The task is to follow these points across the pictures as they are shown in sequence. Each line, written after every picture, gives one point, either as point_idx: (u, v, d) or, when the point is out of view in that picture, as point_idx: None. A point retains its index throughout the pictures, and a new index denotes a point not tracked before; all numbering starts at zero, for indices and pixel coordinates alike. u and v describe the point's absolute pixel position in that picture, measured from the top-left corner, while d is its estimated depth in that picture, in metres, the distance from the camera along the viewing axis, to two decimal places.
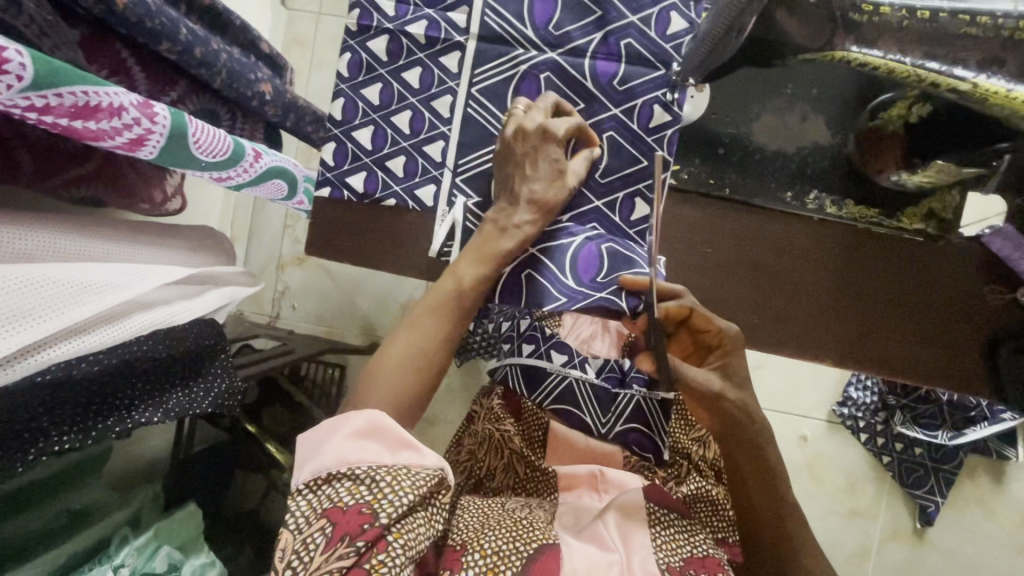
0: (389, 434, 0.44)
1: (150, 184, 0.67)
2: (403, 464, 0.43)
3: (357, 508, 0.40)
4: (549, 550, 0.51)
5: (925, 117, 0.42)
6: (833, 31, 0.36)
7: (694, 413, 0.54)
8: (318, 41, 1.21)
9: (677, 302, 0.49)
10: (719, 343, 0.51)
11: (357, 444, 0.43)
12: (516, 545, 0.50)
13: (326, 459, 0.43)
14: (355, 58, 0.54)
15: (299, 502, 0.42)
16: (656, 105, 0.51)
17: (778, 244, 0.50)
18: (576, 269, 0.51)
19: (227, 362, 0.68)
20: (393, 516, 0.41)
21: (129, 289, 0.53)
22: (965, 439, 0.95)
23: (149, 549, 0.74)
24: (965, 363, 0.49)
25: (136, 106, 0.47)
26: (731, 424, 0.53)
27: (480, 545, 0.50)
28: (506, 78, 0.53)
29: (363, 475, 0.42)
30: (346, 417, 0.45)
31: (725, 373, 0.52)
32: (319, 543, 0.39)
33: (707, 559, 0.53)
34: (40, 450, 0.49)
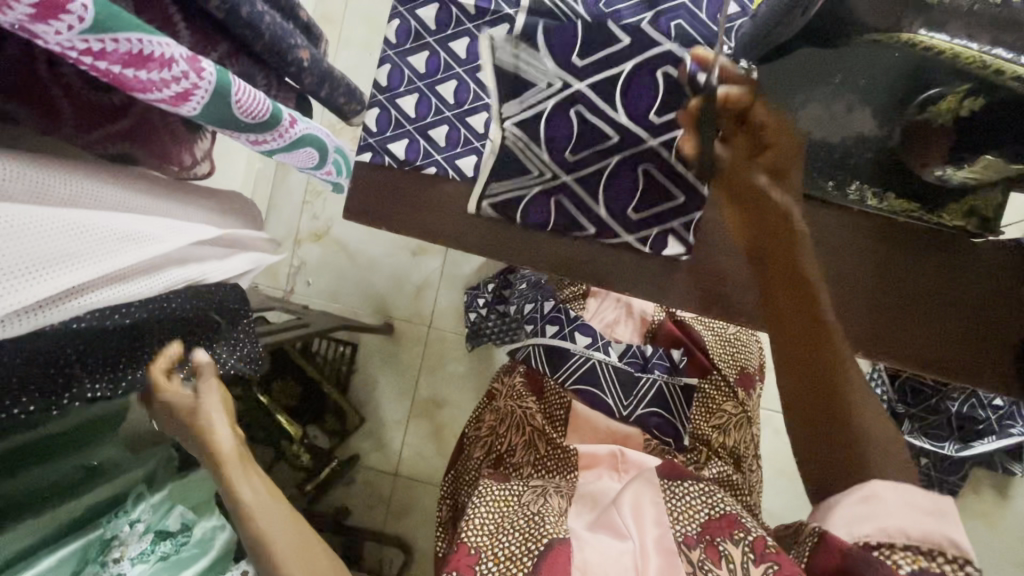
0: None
1: (182, 147, 0.62)
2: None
3: None
4: (559, 545, 0.52)
5: (978, 109, 0.40)
6: (904, 10, 0.37)
7: (738, 221, 0.52)
8: (347, 18, 1.23)
9: (739, 87, 0.47)
10: (773, 139, 0.48)
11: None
12: (527, 545, 0.52)
13: None
14: (404, 26, 0.59)
15: None
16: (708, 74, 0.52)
17: (827, 239, 0.51)
18: (626, 101, 0.51)
19: (249, 325, 0.72)
20: None
21: (169, 244, 0.54)
22: (973, 452, 1.00)
23: (164, 507, 0.75)
24: (995, 359, 0.49)
25: (185, 60, 0.47)
26: (772, 243, 0.50)
27: (494, 552, 0.51)
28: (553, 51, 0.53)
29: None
30: None
31: (774, 173, 0.49)
32: None
33: (723, 517, 0.52)
34: (75, 395, 0.50)
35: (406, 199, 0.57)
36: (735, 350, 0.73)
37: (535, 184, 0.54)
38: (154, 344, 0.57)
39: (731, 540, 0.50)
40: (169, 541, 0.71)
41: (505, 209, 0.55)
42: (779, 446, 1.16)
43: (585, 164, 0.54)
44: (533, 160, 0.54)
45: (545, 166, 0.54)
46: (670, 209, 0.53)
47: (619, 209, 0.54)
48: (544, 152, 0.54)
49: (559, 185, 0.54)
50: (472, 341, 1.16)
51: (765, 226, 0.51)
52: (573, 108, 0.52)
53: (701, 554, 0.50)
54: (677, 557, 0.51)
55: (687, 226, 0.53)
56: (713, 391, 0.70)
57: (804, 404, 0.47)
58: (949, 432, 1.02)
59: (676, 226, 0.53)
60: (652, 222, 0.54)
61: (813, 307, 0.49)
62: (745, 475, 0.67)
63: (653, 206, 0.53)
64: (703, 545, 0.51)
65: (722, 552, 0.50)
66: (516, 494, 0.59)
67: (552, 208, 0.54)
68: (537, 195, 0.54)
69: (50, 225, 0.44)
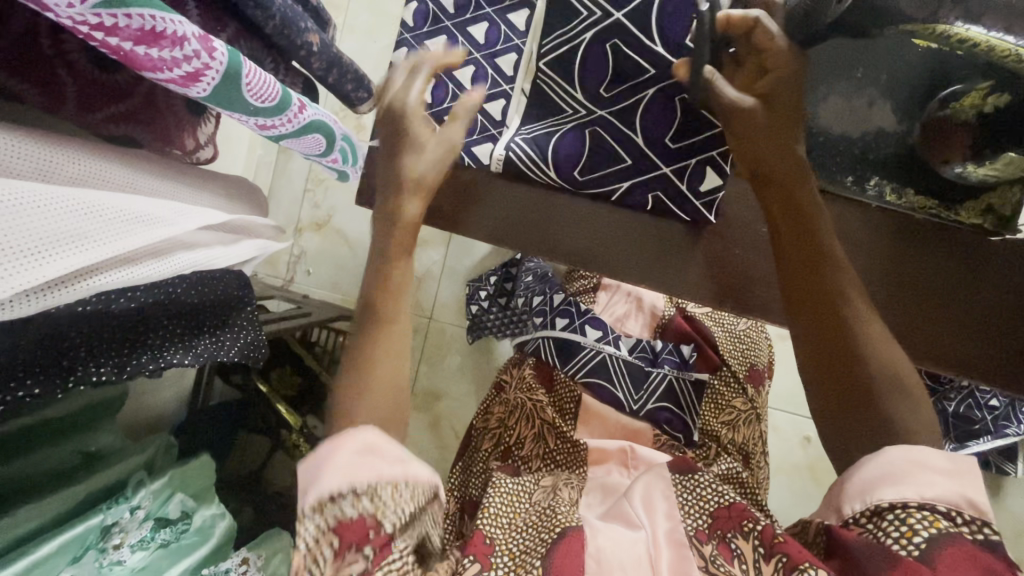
0: (390, 451, 0.42)
1: (184, 129, 0.61)
2: (407, 482, 0.42)
3: (364, 524, 0.40)
4: (572, 532, 0.51)
5: (1001, 108, 0.40)
6: None
7: (745, 153, 0.49)
8: (352, 5, 1.21)
9: (740, 11, 0.44)
10: (775, 66, 0.47)
11: (363, 463, 0.41)
12: (540, 535, 0.51)
13: (331, 481, 0.40)
14: (422, 9, 0.60)
15: (307, 526, 0.40)
16: None
17: (837, 225, 0.50)
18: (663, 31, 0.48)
19: (254, 315, 0.66)
20: (399, 526, 0.41)
21: (177, 227, 0.53)
22: (968, 452, 0.99)
23: (165, 494, 0.75)
24: (1003, 359, 0.49)
25: (197, 39, 0.46)
26: (777, 179, 0.49)
27: (507, 547, 0.50)
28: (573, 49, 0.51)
29: (369, 495, 0.40)
30: (343, 435, 0.42)
31: (766, 98, 0.47)
32: (328, 557, 0.40)
33: (732, 508, 0.52)
34: (80, 380, 0.48)
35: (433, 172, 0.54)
36: (745, 348, 0.74)
37: (568, 122, 0.54)
38: (160, 331, 0.55)
39: (741, 533, 0.50)
40: (169, 528, 0.74)
41: (538, 146, 0.54)
42: (777, 444, 1.17)
43: (620, 100, 0.52)
44: (566, 101, 0.53)
45: (578, 104, 0.53)
46: (708, 141, 0.51)
47: (657, 137, 0.52)
48: (578, 90, 0.52)
49: (594, 120, 0.53)
50: (473, 334, 1.15)
51: (771, 170, 0.49)
52: (608, 42, 0.50)
53: (714, 550, 0.50)
54: (688, 550, 0.50)
55: (724, 156, 0.51)
56: (722, 386, 0.70)
57: (810, 347, 0.48)
58: (945, 431, 1.02)
59: (716, 156, 0.51)
60: (688, 155, 0.52)
61: (814, 251, 0.48)
62: (753, 472, 0.66)
63: (688, 137, 0.51)
64: (716, 542, 0.51)
65: (734, 550, 0.49)
66: (528, 492, 0.58)
67: (586, 141, 0.53)
68: (568, 132, 0.54)
69: (57, 204, 0.43)
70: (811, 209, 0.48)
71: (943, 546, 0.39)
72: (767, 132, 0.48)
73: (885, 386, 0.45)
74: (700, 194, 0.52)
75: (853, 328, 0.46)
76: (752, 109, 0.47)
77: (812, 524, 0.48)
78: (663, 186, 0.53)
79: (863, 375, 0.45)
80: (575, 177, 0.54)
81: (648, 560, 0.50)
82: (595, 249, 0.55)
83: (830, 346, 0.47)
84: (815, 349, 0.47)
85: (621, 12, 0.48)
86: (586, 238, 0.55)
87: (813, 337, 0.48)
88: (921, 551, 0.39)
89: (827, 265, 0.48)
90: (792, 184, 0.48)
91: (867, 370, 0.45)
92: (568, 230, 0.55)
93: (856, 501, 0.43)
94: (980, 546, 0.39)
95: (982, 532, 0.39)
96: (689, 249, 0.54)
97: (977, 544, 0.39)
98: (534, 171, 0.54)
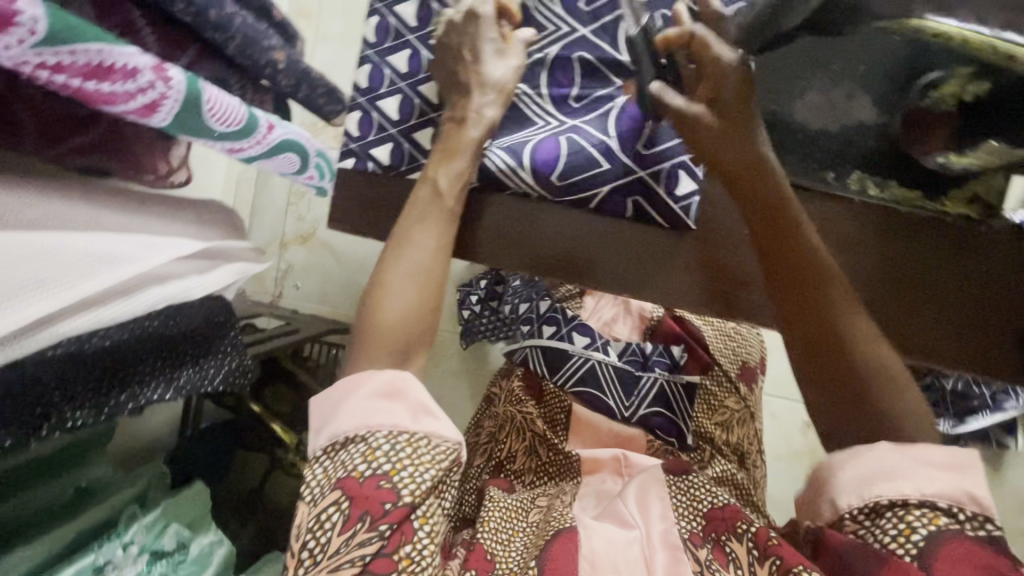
0: (410, 396, 0.43)
1: (156, 155, 0.61)
2: (424, 432, 0.43)
3: (377, 482, 0.40)
4: (566, 533, 0.51)
5: (982, 96, 0.39)
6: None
7: (715, 161, 0.48)
8: (323, 13, 1.19)
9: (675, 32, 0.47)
10: (713, 72, 0.46)
11: (380, 406, 0.42)
12: (534, 548, 0.51)
13: (346, 422, 0.42)
14: (383, 23, 0.53)
15: (316, 470, 0.42)
16: None
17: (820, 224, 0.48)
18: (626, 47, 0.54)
19: (235, 337, 0.66)
20: (416, 493, 0.41)
21: (142, 262, 0.51)
22: (967, 428, 0.99)
23: (158, 526, 0.74)
24: (997, 347, 0.48)
25: (151, 69, 0.44)
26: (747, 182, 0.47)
27: (508, 564, 0.49)
28: (540, 62, 0.54)
29: (382, 442, 0.41)
30: (366, 374, 0.44)
31: (715, 103, 0.47)
32: (336, 521, 0.39)
33: (727, 510, 0.53)
34: (54, 425, 0.48)
35: (467, 159, 0.49)
36: (736, 345, 0.73)
37: (540, 133, 0.53)
38: (141, 365, 0.54)
39: (735, 535, 0.50)
40: (166, 560, 0.73)
41: (515, 155, 0.52)
42: (777, 432, 1.16)
43: (590, 109, 0.54)
44: (537, 113, 0.54)
45: (549, 114, 0.54)
46: (679, 146, 0.52)
47: (629, 146, 0.52)
48: (547, 101, 0.54)
49: (566, 129, 0.53)
50: (466, 339, 1.13)
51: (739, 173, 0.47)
52: (575, 53, 0.54)
53: (709, 554, 0.50)
54: (683, 553, 0.50)
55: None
56: (715, 387, 0.70)
57: (802, 352, 0.46)
58: (943, 409, 1.02)
59: (687, 160, 0.52)
60: (662, 160, 0.52)
61: (795, 251, 0.46)
62: (747, 472, 0.67)
63: (660, 143, 0.52)
64: (710, 546, 0.51)
65: (728, 554, 0.49)
66: (524, 511, 0.57)
67: (561, 147, 0.52)
68: (545, 138, 0.53)
69: (9, 255, 0.41)
70: (789, 210, 0.46)
71: (943, 541, 0.39)
72: (722, 137, 0.47)
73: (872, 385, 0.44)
74: (678, 197, 0.51)
75: (842, 334, 0.44)
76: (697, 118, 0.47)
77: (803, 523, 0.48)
78: (641, 191, 0.52)
79: (851, 376, 0.44)
80: (552, 182, 0.52)
81: (644, 561, 0.50)
82: (580, 254, 0.53)
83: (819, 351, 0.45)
84: (807, 353, 0.46)
85: (586, 30, 0.54)
86: (566, 248, 0.53)
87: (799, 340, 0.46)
88: (920, 548, 0.39)
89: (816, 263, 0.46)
90: (762, 184, 0.47)
91: (856, 370, 0.44)
92: (547, 240, 0.53)
93: (852, 496, 0.42)
94: (981, 541, 0.39)
95: (983, 528, 0.39)
96: (669, 255, 0.52)
97: (980, 540, 0.39)
98: (512, 183, 0.53)
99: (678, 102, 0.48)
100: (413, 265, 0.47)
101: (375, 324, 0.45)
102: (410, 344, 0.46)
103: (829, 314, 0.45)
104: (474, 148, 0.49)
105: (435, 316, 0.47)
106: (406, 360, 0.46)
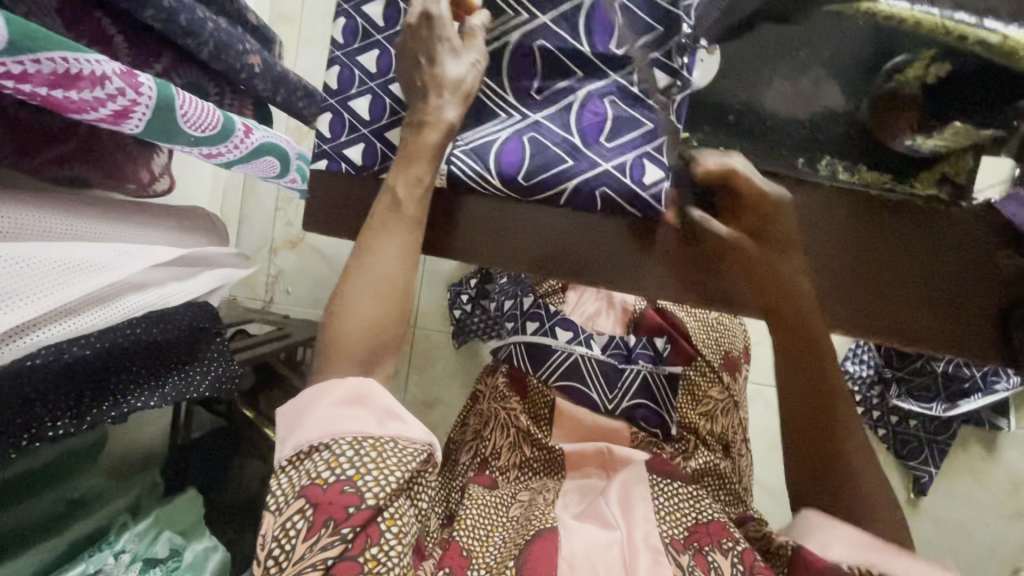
0: (375, 403, 0.46)
1: (137, 164, 0.63)
2: (390, 436, 0.45)
3: (340, 487, 0.42)
4: (546, 533, 0.55)
5: (943, 77, 0.39)
6: None
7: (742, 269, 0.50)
8: (306, 16, 1.19)
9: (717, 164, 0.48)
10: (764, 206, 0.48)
11: (345, 413, 0.45)
12: (515, 542, 0.55)
13: (309, 432, 0.44)
14: (350, 25, 0.53)
15: (282, 479, 0.44)
16: (657, 66, 0.51)
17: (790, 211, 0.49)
18: (589, 35, 0.53)
19: (223, 344, 0.66)
20: (380, 494, 0.43)
21: (119, 270, 0.52)
22: (959, 411, 1.00)
23: (150, 534, 0.74)
24: (972, 326, 0.48)
25: (119, 75, 0.44)
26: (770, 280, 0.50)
27: (484, 560, 0.52)
28: (498, 52, 0.54)
29: (346, 448, 0.43)
30: (331, 385, 0.46)
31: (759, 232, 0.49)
32: (300, 528, 0.41)
33: (710, 525, 0.56)
34: (36, 435, 0.48)
35: (425, 165, 0.49)
36: (719, 335, 0.74)
37: (504, 129, 0.53)
38: (124, 374, 0.55)
39: (719, 549, 0.53)
40: (159, 567, 0.72)
41: (480, 155, 0.52)
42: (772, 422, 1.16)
43: (550, 101, 0.53)
44: (501, 107, 0.54)
45: (512, 108, 0.54)
46: (640, 137, 0.52)
47: (595, 143, 0.52)
48: (509, 93, 0.54)
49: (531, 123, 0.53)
50: (459, 338, 1.14)
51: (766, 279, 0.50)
52: (536, 43, 0.53)
53: (691, 560, 0.52)
54: (664, 556, 0.52)
55: (660, 148, 0.52)
56: (698, 377, 0.70)
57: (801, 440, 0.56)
58: (934, 392, 1.03)
59: (649, 150, 0.52)
60: (625, 152, 0.52)
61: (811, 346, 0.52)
62: (732, 461, 0.68)
63: (624, 135, 0.52)
64: (692, 552, 0.53)
65: (710, 562, 0.52)
66: (505, 506, 0.60)
67: (526, 146, 0.52)
68: (510, 137, 0.53)
69: None
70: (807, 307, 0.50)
71: None
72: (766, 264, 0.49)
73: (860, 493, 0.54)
74: (646, 184, 0.51)
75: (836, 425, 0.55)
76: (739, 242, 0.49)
77: (775, 543, 0.59)
78: (610, 184, 0.51)
79: (838, 480, 0.55)
80: (518, 181, 0.52)
81: (622, 562, 0.53)
82: (554, 251, 0.53)
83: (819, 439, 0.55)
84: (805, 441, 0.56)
85: (547, 18, 0.53)
86: (542, 251, 0.54)
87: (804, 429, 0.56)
88: None
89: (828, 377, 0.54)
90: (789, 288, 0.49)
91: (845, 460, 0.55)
92: (519, 239, 0.54)
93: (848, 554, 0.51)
94: None
95: None
96: (643, 246, 0.52)
97: None
98: (481, 187, 0.53)
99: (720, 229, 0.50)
100: (376, 277, 0.48)
101: (339, 338, 0.48)
102: (375, 352, 0.48)
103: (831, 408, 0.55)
104: (434, 152, 0.48)
105: (400, 326, 0.49)
106: (371, 368, 0.48)
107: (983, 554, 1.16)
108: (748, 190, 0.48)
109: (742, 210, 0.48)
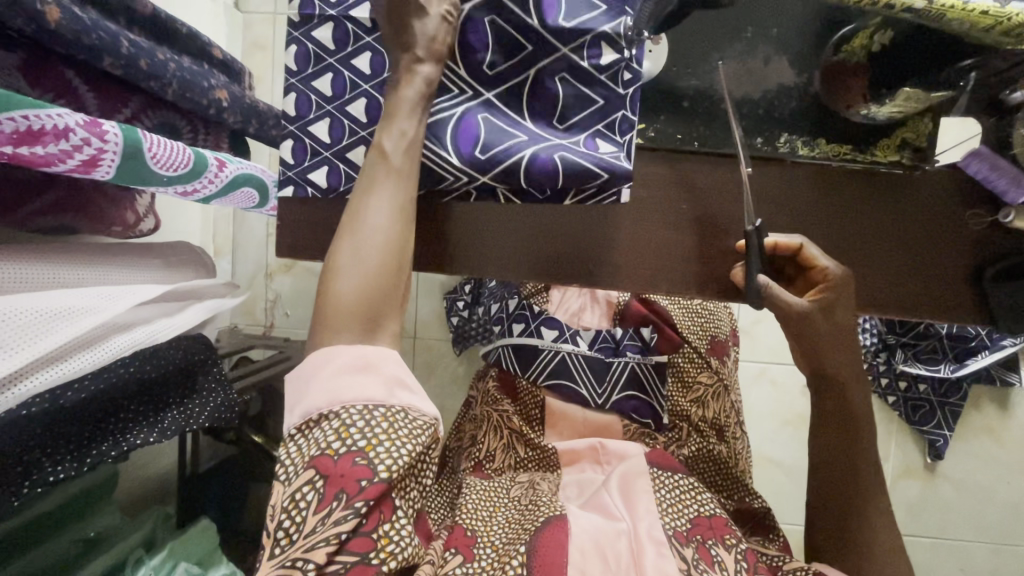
0: (385, 370, 0.45)
1: (122, 207, 0.64)
2: (400, 406, 0.45)
3: (352, 458, 0.42)
4: (556, 520, 0.55)
5: (888, 43, 0.41)
6: None
7: (795, 337, 0.50)
8: (277, 42, 1.20)
9: (785, 237, 0.48)
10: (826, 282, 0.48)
11: (353, 380, 0.44)
12: (527, 526, 0.55)
13: (318, 401, 0.44)
14: (302, 50, 0.52)
15: (291, 448, 0.44)
16: (604, 41, 0.47)
17: (755, 185, 0.49)
18: (540, 8, 0.46)
19: (221, 375, 0.67)
20: (391, 465, 0.43)
21: (102, 313, 0.53)
22: (967, 372, 0.96)
23: (167, 567, 0.74)
24: (952, 284, 0.49)
25: (83, 126, 0.45)
26: (828, 329, 0.50)
27: (489, 539, 0.55)
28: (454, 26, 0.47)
29: (357, 418, 0.43)
30: (335, 350, 0.45)
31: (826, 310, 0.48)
32: (312, 500, 0.41)
33: (712, 519, 0.57)
34: (35, 482, 0.49)
35: (410, 119, 0.46)
36: (704, 320, 0.76)
37: (461, 104, 0.48)
38: (121, 413, 0.56)
39: (723, 544, 0.55)
40: None
41: (434, 133, 0.48)
42: (780, 399, 1.15)
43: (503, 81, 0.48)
44: (454, 80, 0.48)
45: (466, 84, 0.48)
46: (593, 115, 0.49)
47: (545, 125, 0.49)
48: (462, 68, 0.48)
49: (484, 104, 0.48)
50: (459, 345, 1.15)
51: (828, 335, 0.50)
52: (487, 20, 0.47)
53: (695, 552, 0.54)
54: (667, 549, 0.53)
55: (613, 126, 0.49)
56: (685, 363, 0.74)
57: (841, 458, 0.54)
58: (942, 354, 1.00)
59: (600, 129, 0.49)
60: (575, 133, 0.49)
61: (850, 413, 0.53)
62: (727, 445, 0.70)
63: (577, 117, 0.49)
64: (695, 545, 0.55)
65: (713, 555, 0.54)
66: (506, 494, 0.63)
67: (481, 128, 0.48)
68: (465, 114, 0.48)
69: None
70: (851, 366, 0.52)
71: None
72: (828, 331, 0.50)
73: (875, 543, 0.53)
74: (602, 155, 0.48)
75: (867, 462, 0.54)
76: (811, 319, 0.48)
77: (790, 563, 0.55)
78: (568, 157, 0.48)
79: (859, 506, 0.54)
80: (476, 156, 0.48)
81: (630, 555, 0.53)
82: (528, 254, 0.52)
83: (840, 467, 0.54)
84: (846, 458, 0.54)
85: None
86: (523, 249, 0.52)
87: (823, 477, 0.56)
88: None
89: (859, 435, 0.54)
90: (849, 326, 0.50)
91: (871, 486, 0.54)
92: (497, 248, 0.52)
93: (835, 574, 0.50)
94: None
95: None
96: (618, 232, 0.51)
97: None
98: (446, 193, 0.51)
99: (791, 299, 0.48)
100: (376, 229, 0.46)
101: (332, 303, 0.45)
102: (376, 313, 0.46)
103: (862, 442, 0.54)
104: (416, 107, 0.45)
105: (399, 283, 0.47)
106: (375, 330, 0.46)
107: (1006, 510, 1.15)
108: (814, 264, 0.48)
109: (806, 284, 0.50)
